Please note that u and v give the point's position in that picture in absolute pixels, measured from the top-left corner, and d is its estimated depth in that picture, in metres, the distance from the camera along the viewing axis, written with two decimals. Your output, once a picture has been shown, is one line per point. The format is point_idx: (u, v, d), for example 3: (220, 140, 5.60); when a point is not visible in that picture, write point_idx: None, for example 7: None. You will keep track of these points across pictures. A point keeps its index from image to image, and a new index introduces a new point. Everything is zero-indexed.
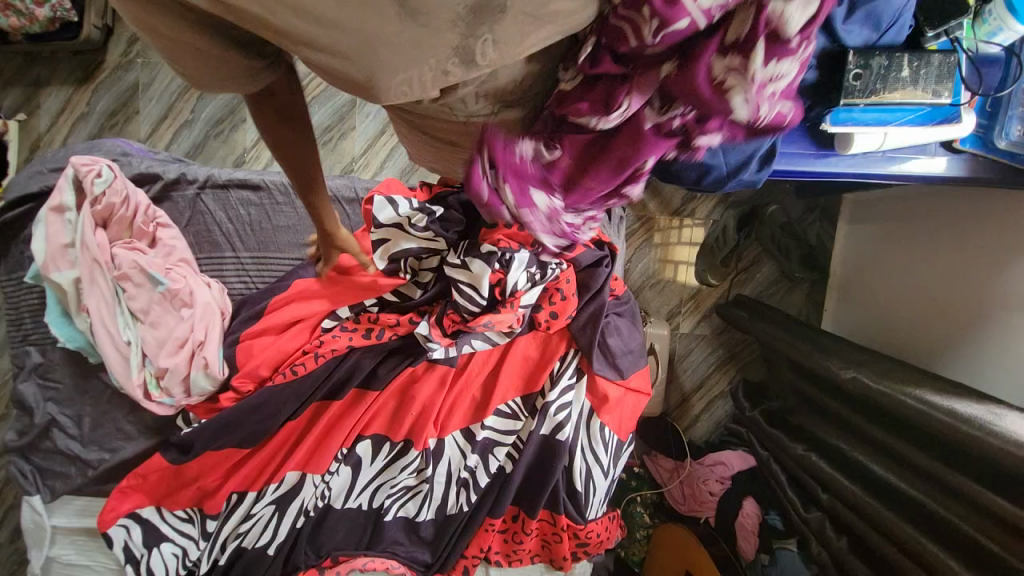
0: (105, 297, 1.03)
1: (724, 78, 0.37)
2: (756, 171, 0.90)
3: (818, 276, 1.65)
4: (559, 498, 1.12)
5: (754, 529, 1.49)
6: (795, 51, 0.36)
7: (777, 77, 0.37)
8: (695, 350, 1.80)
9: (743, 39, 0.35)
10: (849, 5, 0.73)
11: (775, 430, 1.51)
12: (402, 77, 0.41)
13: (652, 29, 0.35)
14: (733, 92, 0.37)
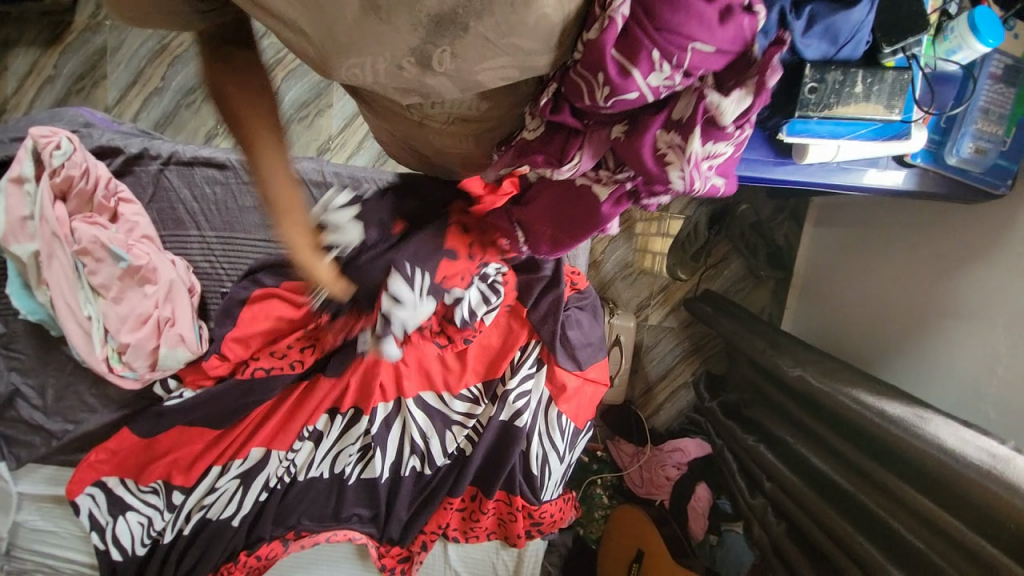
0: (65, 272, 1.03)
1: (666, 150, 0.53)
2: None
3: (782, 276, 1.71)
4: (515, 479, 1.17)
5: (704, 512, 1.57)
6: (727, 135, 0.51)
7: (713, 152, 0.53)
8: (661, 343, 1.85)
9: (684, 121, 0.51)
10: (809, 19, 0.71)
11: (730, 421, 1.58)
12: (354, 62, 0.46)
13: (605, 94, 0.48)
14: (672, 165, 0.53)
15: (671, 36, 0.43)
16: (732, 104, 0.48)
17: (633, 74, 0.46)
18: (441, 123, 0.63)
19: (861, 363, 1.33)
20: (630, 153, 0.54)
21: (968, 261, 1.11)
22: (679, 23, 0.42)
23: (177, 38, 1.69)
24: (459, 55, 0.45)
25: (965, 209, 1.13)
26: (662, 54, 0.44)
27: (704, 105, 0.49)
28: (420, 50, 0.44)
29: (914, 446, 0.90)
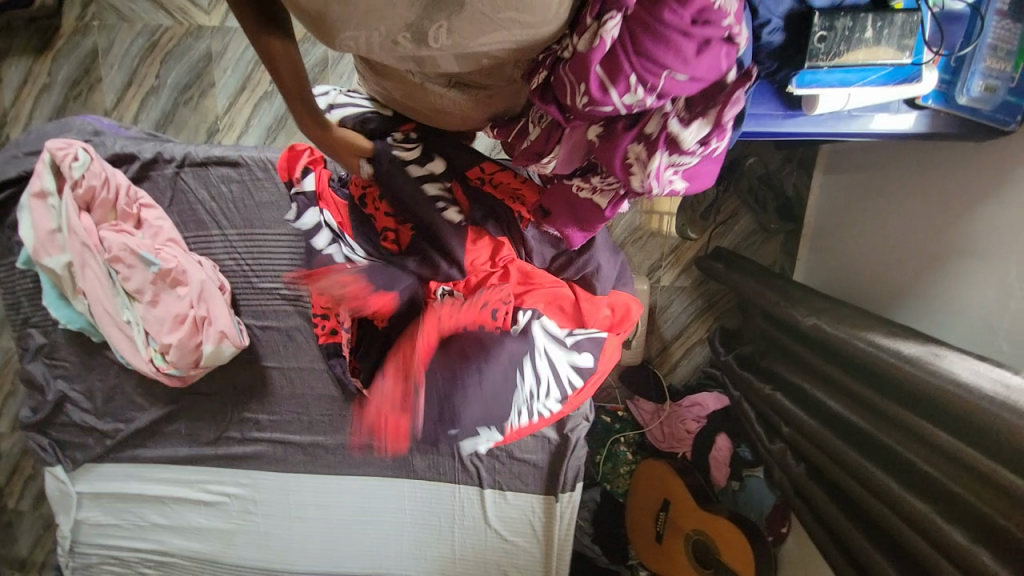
0: (101, 280, 1.07)
1: (632, 159, 0.65)
2: None
3: (792, 227, 1.72)
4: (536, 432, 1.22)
5: (725, 460, 1.68)
6: (689, 152, 0.63)
7: (675, 162, 0.64)
8: (675, 302, 1.88)
9: (653, 134, 0.63)
10: None
11: (746, 374, 1.63)
12: (352, 34, 0.52)
13: (584, 102, 0.59)
14: (635, 175, 0.66)
15: (648, 65, 0.54)
16: (690, 129, 0.61)
17: (610, 90, 0.57)
18: (443, 89, 0.71)
19: (874, 306, 1.36)
20: (603, 152, 0.67)
21: (981, 201, 1.11)
22: (658, 57, 0.53)
23: (165, 33, 1.67)
24: (454, 31, 0.51)
25: (976, 147, 1.13)
26: (639, 78, 0.56)
27: (671, 124, 0.61)
28: (415, 25, 0.51)
29: (930, 382, 0.94)
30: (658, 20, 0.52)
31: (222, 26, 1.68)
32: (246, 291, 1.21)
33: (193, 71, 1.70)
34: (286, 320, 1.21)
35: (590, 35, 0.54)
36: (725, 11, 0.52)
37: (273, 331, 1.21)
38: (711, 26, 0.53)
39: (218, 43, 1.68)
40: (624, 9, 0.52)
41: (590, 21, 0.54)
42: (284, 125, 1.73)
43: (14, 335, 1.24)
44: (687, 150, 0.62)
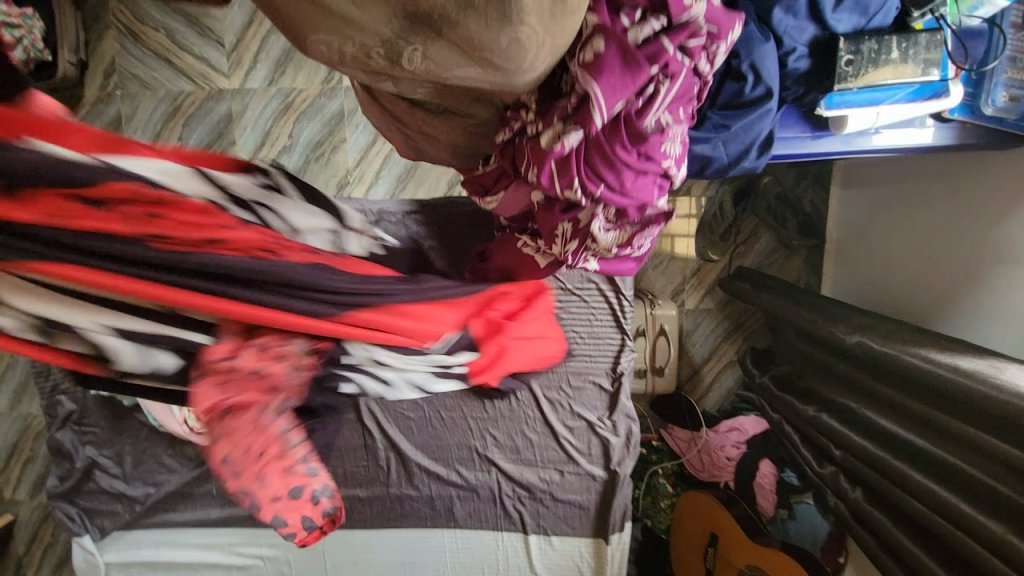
0: None
1: (560, 234, 0.73)
2: (756, 158, 0.94)
3: (815, 242, 1.70)
4: (579, 468, 1.18)
5: (772, 487, 1.59)
6: (605, 249, 0.74)
7: (590, 253, 0.75)
8: (701, 325, 1.85)
9: (580, 227, 0.71)
10: None
11: (785, 395, 1.58)
12: (317, 41, 0.45)
13: (529, 175, 0.64)
14: (556, 247, 0.75)
15: (593, 172, 0.62)
16: (612, 234, 0.73)
17: (556, 183, 0.62)
18: (432, 116, 0.65)
19: (910, 316, 1.34)
20: (540, 218, 0.72)
21: (1015, 207, 1.10)
22: (603, 172, 0.62)
23: (187, 97, 1.76)
24: (429, 57, 0.45)
25: (1003, 155, 1.13)
26: (582, 183, 0.62)
27: (597, 224, 0.69)
28: (390, 41, 0.44)
29: (996, 397, 0.90)
30: (613, 150, 0.60)
31: (242, 87, 1.76)
32: None
33: (213, 131, 1.79)
34: None
35: (552, 133, 0.58)
36: (663, 154, 0.64)
37: None
38: (650, 163, 0.64)
39: (238, 103, 1.77)
40: (587, 127, 0.57)
41: (557, 122, 0.58)
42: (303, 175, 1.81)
43: (42, 404, 1.22)
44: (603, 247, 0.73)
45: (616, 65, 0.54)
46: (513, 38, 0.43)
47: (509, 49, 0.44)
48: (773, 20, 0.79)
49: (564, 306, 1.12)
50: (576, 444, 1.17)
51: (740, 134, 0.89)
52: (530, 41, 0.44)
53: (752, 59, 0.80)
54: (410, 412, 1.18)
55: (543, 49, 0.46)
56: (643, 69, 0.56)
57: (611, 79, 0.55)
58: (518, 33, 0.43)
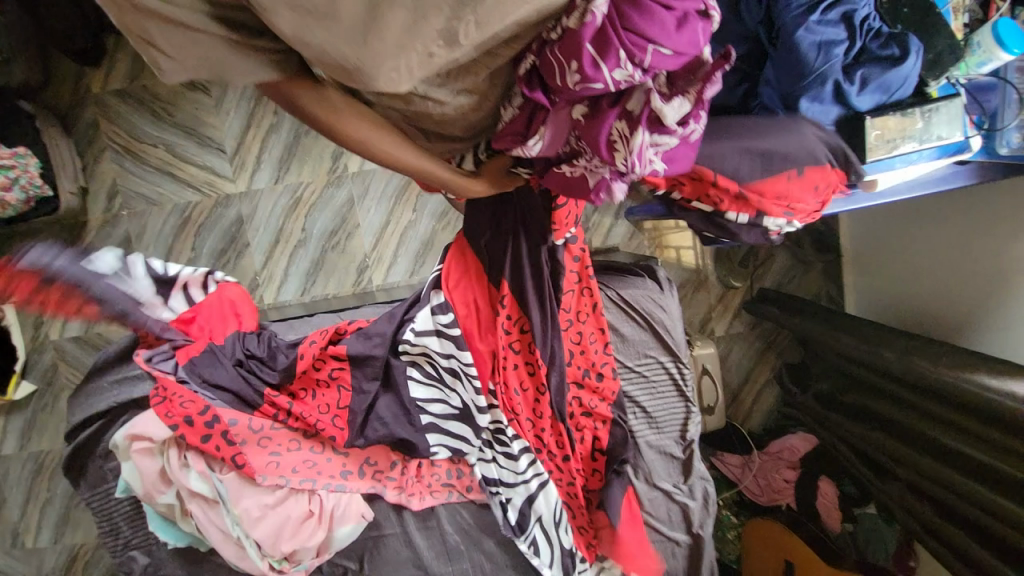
0: (211, 500, 1.04)
1: (616, 137, 0.65)
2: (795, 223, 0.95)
3: (833, 257, 1.75)
4: (660, 534, 1.18)
5: (834, 504, 1.63)
6: (671, 131, 0.65)
7: (659, 142, 0.66)
8: (734, 349, 1.88)
9: (636, 111, 0.63)
10: (861, 82, 0.83)
11: (834, 414, 1.60)
12: (391, 66, 0.52)
13: (575, 80, 0.58)
14: (619, 153, 0.66)
15: (634, 36, 0.56)
16: (677, 107, 0.63)
17: (602, 67, 0.57)
18: (444, 104, 0.63)
19: (946, 334, 1.37)
20: (589, 130, 0.65)
21: None
22: (644, 30, 0.55)
23: (195, 208, 1.76)
24: (484, 24, 0.50)
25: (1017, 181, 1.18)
26: (627, 54, 0.56)
27: (655, 101, 0.62)
28: (447, 31, 0.51)
29: None
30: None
31: (249, 189, 1.77)
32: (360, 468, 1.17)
33: (226, 236, 1.78)
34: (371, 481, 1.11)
35: (579, 13, 0.54)
36: None
37: (382, 499, 1.15)
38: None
39: (247, 206, 1.77)
40: None
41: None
42: (320, 267, 1.81)
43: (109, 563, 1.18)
44: (669, 129, 0.64)
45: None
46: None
47: None
48: (800, 110, 0.83)
49: (628, 383, 1.14)
50: (656, 512, 1.17)
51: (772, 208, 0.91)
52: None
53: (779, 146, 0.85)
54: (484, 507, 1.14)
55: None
56: None
57: None
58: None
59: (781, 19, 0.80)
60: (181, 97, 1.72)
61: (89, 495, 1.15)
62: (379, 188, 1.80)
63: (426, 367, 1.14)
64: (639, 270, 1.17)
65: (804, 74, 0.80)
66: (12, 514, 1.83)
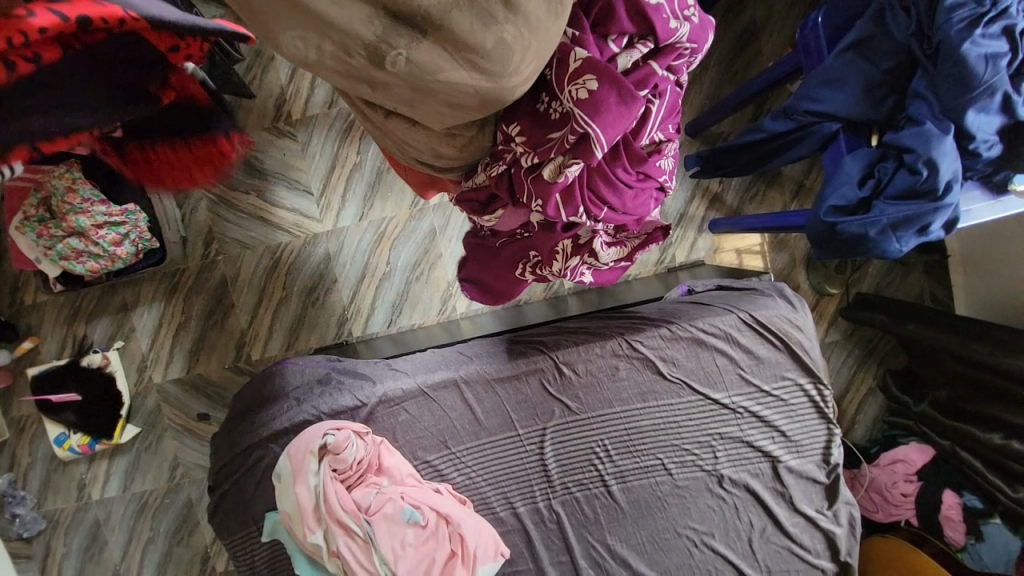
0: (357, 543, 1.00)
1: (564, 246, 0.90)
2: (944, 227, 0.90)
3: (935, 258, 1.71)
4: (808, 565, 1.13)
5: (961, 518, 1.51)
6: (604, 251, 0.95)
7: (599, 253, 0.94)
8: (832, 357, 1.82)
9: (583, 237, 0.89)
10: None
11: (959, 423, 1.52)
12: (300, 35, 0.45)
13: (536, 204, 0.74)
14: (559, 259, 0.92)
15: (593, 197, 0.76)
16: (610, 249, 0.97)
17: (562, 210, 0.75)
18: (407, 126, 0.59)
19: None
20: (544, 237, 0.85)
21: None
22: (603, 198, 0.78)
23: (287, 248, 1.80)
24: (413, 60, 0.46)
25: None
26: (587, 207, 0.77)
27: (597, 241, 0.91)
28: (373, 44, 0.45)
29: None
30: (614, 174, 0.76)
31: (336, 227, 1.81)
32: (497, 508, 1.14)
33: (316, 272, 1.81)
34: (500, 509, 1.14)
35: (554, 168, 0.68)
36: (657, 172, 0.82)
37: (514, 535, 1.14)
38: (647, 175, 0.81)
39: (334, 242, 1.81)
40: (587, 161, 0.67)
41: (557, 156, 0.67)
42: (406, 298, 1.83)
43: None
44: (604, 253, 0.95)
45: (612, 100, 0.62)
46: (501, 39, 0.46)
47: (495, 50, 0.47)
48: (967, 121, 0.84)
49: (765, 408, 1.11)
50: (802, 541, 1.13)
51: (912, 218, 0.88)
52: (515, 41, 0.47)
53: (931, 155, 0.84)
54: (620, 543, 1.14)
55: (529, 51, 0.49)
56: (637, 99, 0.63)
57: (609, 114, 0.63)
58: (502, 34, 0.46)
59: (942, 33, 0.81)
60: (269, 144, 1.78)
61: (230, 540, 1.16)
62: (460, 219, 1.85)
63: (565, 402, 1.13)
64: (766, 290, 1.16)
65: (973, 85, 0.81)
66: (113, 557, 1.80)
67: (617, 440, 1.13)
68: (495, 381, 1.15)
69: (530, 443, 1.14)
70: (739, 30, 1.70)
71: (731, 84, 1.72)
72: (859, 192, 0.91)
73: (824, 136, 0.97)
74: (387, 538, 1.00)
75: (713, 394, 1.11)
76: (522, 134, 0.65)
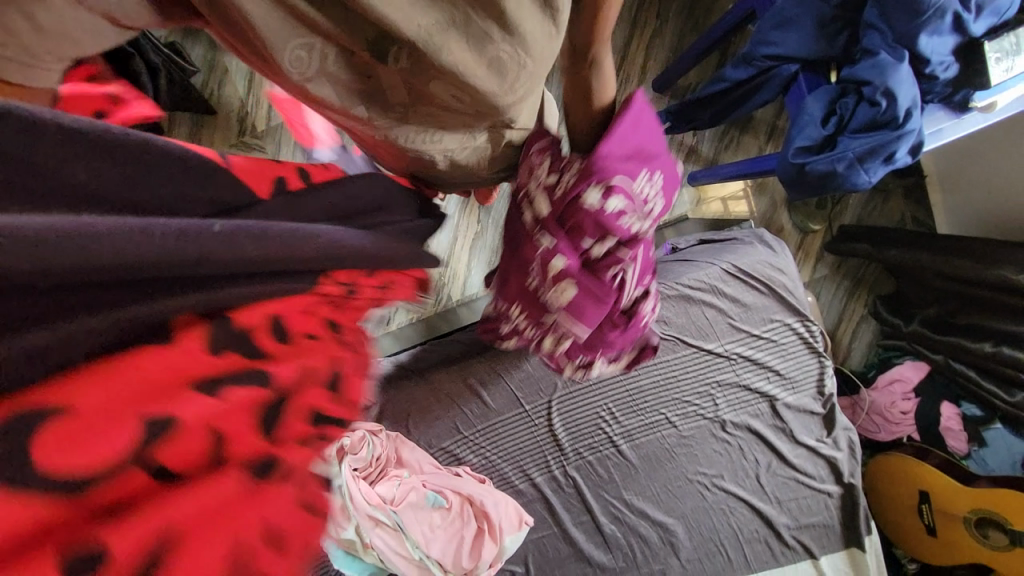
0: (391, 534, 1.00)
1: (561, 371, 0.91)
2: (907, 153, 0.92)
3: (912, 180, 1.74)
4: (814, 491, 1.20)
5: (961, 427, 1.58)
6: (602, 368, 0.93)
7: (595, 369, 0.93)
8: (823, 292, 1.86)
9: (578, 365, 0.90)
10: (976, 10, 0.87)
11: (949, 337, 1.58)
12: (297, 45, 0.43)
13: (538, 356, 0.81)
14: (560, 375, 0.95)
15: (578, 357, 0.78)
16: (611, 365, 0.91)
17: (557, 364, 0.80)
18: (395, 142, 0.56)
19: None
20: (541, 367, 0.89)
21: None
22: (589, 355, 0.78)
23: None
24: (409, 66, 0.45)
25: None
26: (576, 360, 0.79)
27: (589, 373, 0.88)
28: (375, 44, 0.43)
29: None
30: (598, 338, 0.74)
31: None
32: (516, 482, 1.20)
33: None
34: (519, 482, 1.20)
35: (549, 342, 0.74)
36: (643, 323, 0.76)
37: (536, 503, 1.20)
38: (630, 327, 0.75)
39: None
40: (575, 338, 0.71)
41: (551, 335, 0.73)
42: None
43: None
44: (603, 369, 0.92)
45: (589, 303, 0.66)
46: (498, 56, 0.45)
47: (496, 68, 0.46)
48: (919, 46, 0.84)
49: (757, 351, 1.15)
50: (807, 470, 1.20)
51: (877, 149, 0.89)
52: (513, 62, 0.46)
53: (888, 84, 0.85)
54: (637, 497, 1.20)
55: (524, 71, 0.47)
56: (609, 288, 0.66)
57: (589, 311, 0.67)
58: (498, 53, 0.44)
59: None
60: None
61: None
62: None
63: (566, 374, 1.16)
64: (746, 238, 1.18)
65: (922, 10, 0.81)
66: None
67: (622, 401, 1.17)
68: (496, 363, 1.19)
69: (538, 417, 1.18)
70: None
71: (693, 33, 1.69)
72: (823, 129, 0.92)
73: (784, 79, 0.97)
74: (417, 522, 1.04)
75: (706, 345, 1.14)
76: (522, 310, 0.74)
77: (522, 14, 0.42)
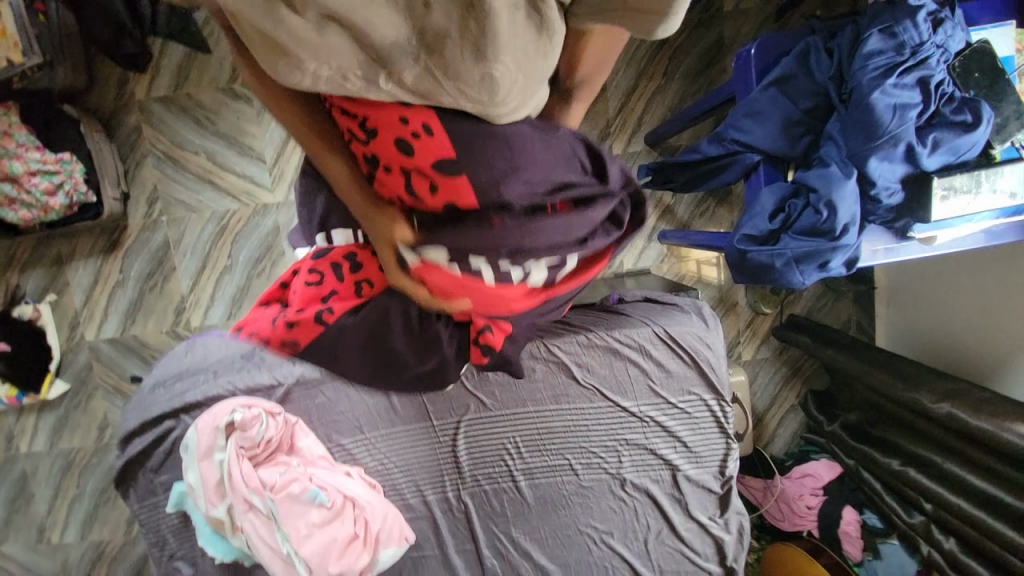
0: (263, 519, 1.02)
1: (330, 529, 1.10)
2: (842, 265, 0.95)
3: (865, 287, 1.79)
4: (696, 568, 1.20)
5: (858, 533, 1.60)
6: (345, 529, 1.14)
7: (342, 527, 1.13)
8: (761, 373, 1.90)
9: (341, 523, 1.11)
10: (932, 144, 0.88)
11: (864, 446, 1.62)
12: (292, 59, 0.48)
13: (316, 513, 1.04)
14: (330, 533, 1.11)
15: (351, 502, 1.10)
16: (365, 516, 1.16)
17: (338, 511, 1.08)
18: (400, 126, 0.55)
19: (971, 374, 1.49)
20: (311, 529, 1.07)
21: None
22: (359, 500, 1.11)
23: (232, 216, 1.70)
24: (418, 71, 0.48)
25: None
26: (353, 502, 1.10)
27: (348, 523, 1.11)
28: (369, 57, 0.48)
29: None
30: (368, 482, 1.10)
31: (287, 198, 1.71)
32: (409, 495, 1.18)
33: (263, 243, 1.72)
34: (411, 496, 1.18)
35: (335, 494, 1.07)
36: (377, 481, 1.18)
37: (421, 520, 1.19)
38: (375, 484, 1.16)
39: (285, 214, 1.70)
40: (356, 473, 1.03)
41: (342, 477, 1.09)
42: None
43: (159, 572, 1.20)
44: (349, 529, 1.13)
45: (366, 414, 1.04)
46: (489, 74, 0.48)
47: (483, 82, 0.48)
48: (869, 168, 0.88)
49: (671, 420, 1.17)
50: (693, 546, 1.20)
51: (813, 255, 0.92)
52: (504, 77, 0.49)
53: (832, 198, 0.88)
54: (523, 535, 1.18)
55: (518, 84, 0.50)
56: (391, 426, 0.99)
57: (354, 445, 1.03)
58: (492, 71, 0.47)
59: (856, 80, 0.85)
60: None
61: (140, 506, 1.17)
62: None
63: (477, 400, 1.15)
64: (685, 307, 1.20)
65: (877, 134, 0.85)
66: (38, 511, 1.78)
67: (530, 437, 1.16)
68: None
69: (444, 435, 1.16)
70: (706, 43, 1.70)
71: (695, 97, 1.72)
72: (768, 225, 0.95)
73: (747, 166, 1.00)
74: (292, 517, 1.02)
75: (622, 402, 1.15)
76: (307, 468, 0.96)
77: (504, 25, 0.45)
